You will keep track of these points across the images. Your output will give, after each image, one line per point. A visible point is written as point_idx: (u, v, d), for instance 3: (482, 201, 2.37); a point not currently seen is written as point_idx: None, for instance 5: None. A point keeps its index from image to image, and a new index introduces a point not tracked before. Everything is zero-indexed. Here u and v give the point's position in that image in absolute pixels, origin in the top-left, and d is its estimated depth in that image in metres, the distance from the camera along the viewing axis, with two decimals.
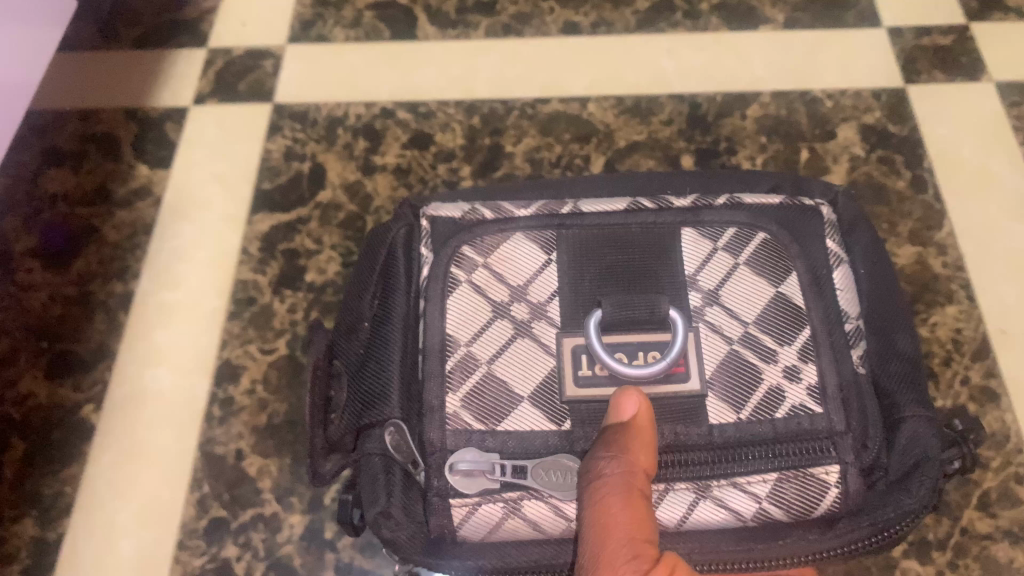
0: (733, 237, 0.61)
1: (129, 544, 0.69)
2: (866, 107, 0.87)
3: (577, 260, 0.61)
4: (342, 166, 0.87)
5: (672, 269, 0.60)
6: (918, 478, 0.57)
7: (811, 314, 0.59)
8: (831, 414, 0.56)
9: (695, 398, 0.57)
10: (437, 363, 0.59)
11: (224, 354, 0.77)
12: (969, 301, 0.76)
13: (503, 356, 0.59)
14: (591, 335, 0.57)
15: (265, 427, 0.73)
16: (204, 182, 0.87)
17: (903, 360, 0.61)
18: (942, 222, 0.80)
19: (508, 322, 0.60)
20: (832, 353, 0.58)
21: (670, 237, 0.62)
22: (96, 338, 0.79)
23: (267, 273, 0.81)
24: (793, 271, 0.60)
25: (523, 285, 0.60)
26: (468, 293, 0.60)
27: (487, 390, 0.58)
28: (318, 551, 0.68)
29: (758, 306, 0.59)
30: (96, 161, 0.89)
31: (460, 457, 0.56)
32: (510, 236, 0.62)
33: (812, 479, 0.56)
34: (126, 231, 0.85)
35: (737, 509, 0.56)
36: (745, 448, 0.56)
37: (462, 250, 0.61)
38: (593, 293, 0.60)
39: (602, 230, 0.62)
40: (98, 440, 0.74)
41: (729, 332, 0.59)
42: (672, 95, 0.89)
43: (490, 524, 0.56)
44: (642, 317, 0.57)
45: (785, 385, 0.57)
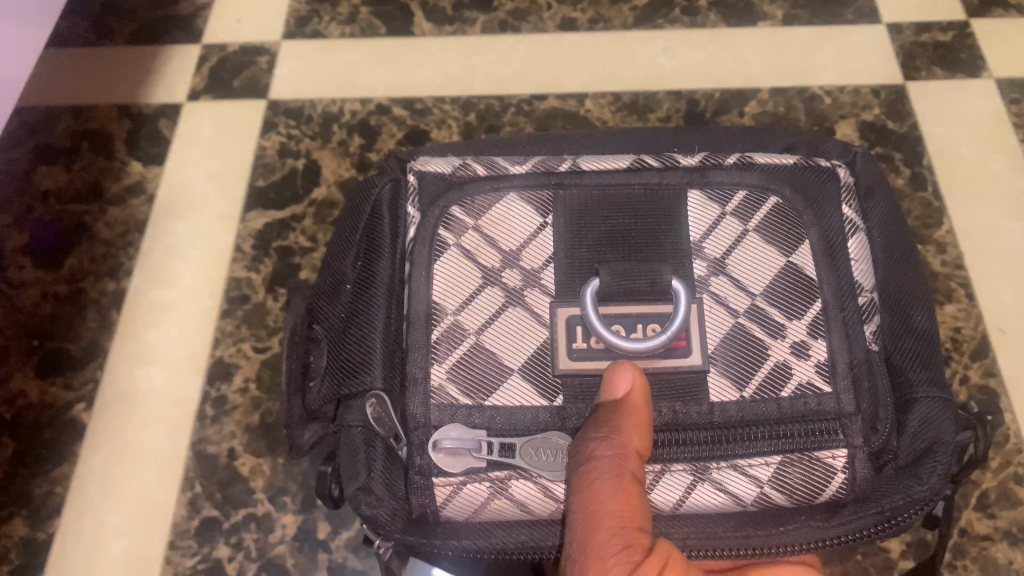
0: (742, 202, 0.60)
1: (120, 545, 0.68)
2: (865, 105, 0.87)
3: (574, 226, 0.60)
4: (337, 163, 0.86)
5: (676, 235, 0.59)
6: (929, 464, 0.56)
7: (822, 288, 0.58)
8: (839, 394, 0.56)
9: (695, 373, 0.56)
10: (422, 333, 0.58)
11: (217, 353, 0.76)
12: (968, 299, 0.76)
13: (492, 326, 0.58)
14: (587, 306, 0.57)
15: (258, 426, 0.73)
16: (199, 179, 0.87)
17: (914, 334, 0.61)
18: (942, 220, 0.80)
19: (502, 292, 0.59)
20: (844, 328, 0.57)
21: (675, 203, 0.60)
22: (88, 336, 0.78)
23: (261, 271, 0.81)
24: (806, 239, 0.59)
25: (516, 252, 0.59)
26: (456, 258, 0.59)
27: (475, 361, 0.57)
28: (311, 552, 0.68)
29: (766, 277, 0.58)
30: (89, 158, 0.88)
31: (445, 435, 0.55)
32: (504, 197, 0.61)
33: (817, 462, 0.55)
34: (119, 228, 0.84)
35: (735, 493, 0.55)
36: (748, 429, 0.55)
37: (451, 211, 0.60)
38: (591, 260, 0.59)
39: (603, 192, 0.61)
40: (89, 440, 0.73)
41: (734, 303, 0.58)
42: (669, 92, 0.89)
43: (475, 504, 0.56)
44: (640, 288, 0.57)
45: (793, 361, 0.56)
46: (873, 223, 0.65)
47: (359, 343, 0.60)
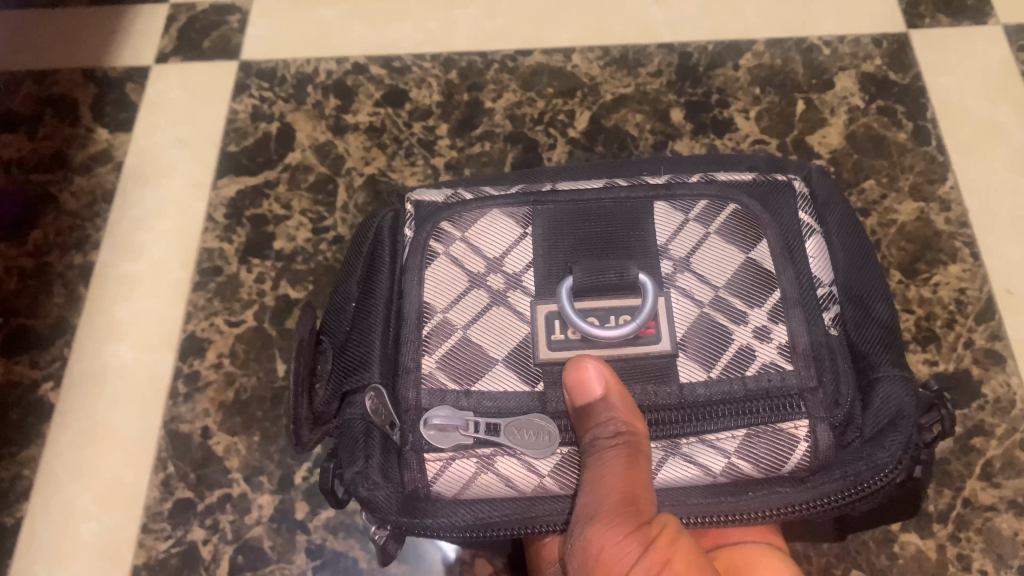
0: (704, 209, 0.57)
1: (90, 529, 0.66)
2: (866, 55, 0.82)
3: (553, 236, 0.56)
4: (312, 126, 0.82)
5: (644, 238, 0.56)
6: (891, 435, 0.52)
7: (781, 278, 0.55)
8: (800, 372, 0.52)
9: (665, 358, 0.53)
10: (414, 331, 0.55)
11: (189, 328, 0.73)
12: (973, 259, 0.72)
13: (479, 321, 0.55)
14: (565, 302, 0.53)
15: (232, 403, 0.70)
16: (166, 147, 0.83)
17: (877, 329, 0.57)
18: (947, 176, 0.76)
19: (483, 291, 0.55)
20: (802, 313, 0.54)
21: (644, 207, 0.57)
22: (55, 312, 0.75)
23: (233, 240, 0.77)
24: (764, 237, 0.56)
25: (499, 257, 0.56)
26: (446, 266, 0.56)
27: (463, 353, 0.54)
28: (289, 533, 0.65)
29: (728, 272, 0.55)
30: (53, 124, 0.84)
31: (434, 412, 0.52)
32: (488, 213, 0.57)
33: (779, 432, 0.52)
34: (85, 199, 0.80)
35: (707, 464, 0.52)
36: (716, 406, 0.52)
37: (440, 226, 0.57)
38: (566, 261, 0.56)
39: (577, 203, 0.57)
40: (57, 420, 0.70)
41: (701, 295, 0.55)
42: (660, 46, 0.84)
43: (463, 479, 0.52)
44: (611, 281, 0.54)
45: (755, 344, 0.53)
46: (831, 225, 0.61)
47: (358, 344, 0.57)
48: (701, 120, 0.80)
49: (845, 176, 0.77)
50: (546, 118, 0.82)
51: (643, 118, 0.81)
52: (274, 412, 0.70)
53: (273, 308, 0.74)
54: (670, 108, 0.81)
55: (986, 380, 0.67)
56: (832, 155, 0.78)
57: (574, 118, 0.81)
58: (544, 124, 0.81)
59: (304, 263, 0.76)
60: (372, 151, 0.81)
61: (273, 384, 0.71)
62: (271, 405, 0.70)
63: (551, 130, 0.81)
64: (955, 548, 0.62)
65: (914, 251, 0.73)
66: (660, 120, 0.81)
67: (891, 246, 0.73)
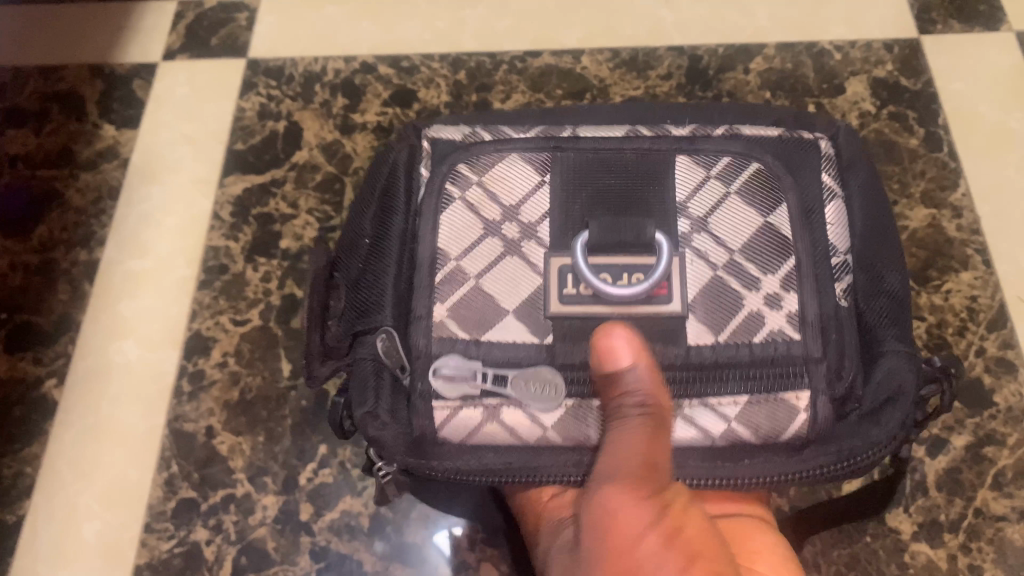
0: (726, 166, 0.56)
1: (93, 528, 0.65)
2: (877, 60, 0.82)
3: (571, 185, 0.55)
4: (320, 125, 0.82)
5: (662, 194, 0.55)
6: (888, 413, 0.53)
7: (797, 245, 0.54)
8: (808, 342, 0.52)
9: (677, 318, 0.52)
10: (427, 274, 0.54)
11: (194, 326, 0.73)
12: (985, 267, 0.72)
13: (492, 271, 0.54)
14: (578, 256, 0.52)
15: (237, 403, 0.69)
16: (173, 143, 0.82)
17: (887, 299, 0.57)
18: (958, 182, 0.75)
19: (498, 241, 0.55)
20: (815, 283, 0.53)
21: (664, 166, 0.56)
22: (59, 308, 0.74)
23: (239, 239, 0.77)
24: (783, 202, 0.55)
25: (516, 205, 0.55)
26: (462, 210, 0.56)
27: (476, 303, 0.54)
28: (293, 534, 0.65)
29: (746, 236, 0.54)
30: (59, 121, 0.83)
31: (443, 362, 0.52)
32: (506, 156, 0.57)
33: (779, 403, 0.51)
34: (91, 195, 0.80)
35: (708, 426, 0.52)
36: (721, 370, 0.52)
37: (457, 168, 0.56)
38: (582, 215, 0.55)
39: (599, 154, 0.56)
40: (60, 417, 0.70)
41: (715, 258, 0.54)
42: (670, 48, 0.84)
43: (470, 426, 0.53)
44: (625, 238, 0.53)
45: (765, 312, 0.52)
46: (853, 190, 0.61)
47: (371, 283, 0.57)
48: None
49: None
50: None
51: None
52: (278, 412, 0.69)
53: (279, 307, 0.73)
54: None
55: (998, 389, 0.67)
56: None
57: None
58: None
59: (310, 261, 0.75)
60: (380, 151, 0.80)
61: (277, 383, 0.70)
62: (275, 405, 0.69)
63: None
64: (967, 558, 0.62)
65: (926, 257, 0.72)
66: None
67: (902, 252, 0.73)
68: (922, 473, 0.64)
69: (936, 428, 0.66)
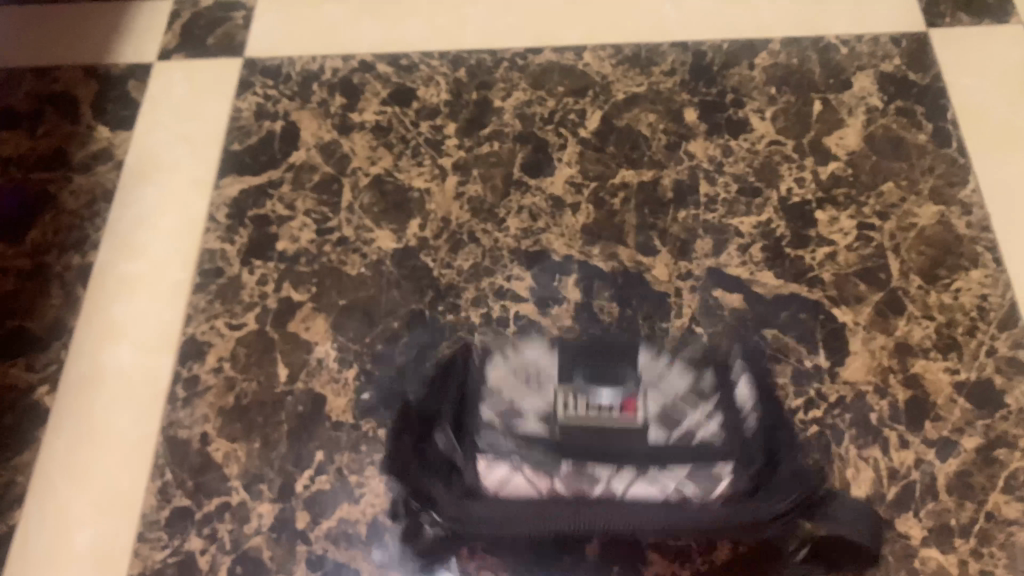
0: (686, 363, 0.62)
1: (84, 537, 0.64)
2: (885, 54, 0.80)
3: (565, 360, 0.61)
4: (317, 125, 0.81)
5: (632, 358, 0.62)
6: (787, 493, 0.57)
7: (721, 393, 0.60)
8: (728, 443, 0.57)
9: (632, 433, 0.57)
10: (475, 415, 0.60)
11: (189, 330, 0.72)
12: (996, 265, 0.70)
13: (519, 400, 0.60)
14: (576, 384, 0.59)
15: (232, 408, 0.68)
16: (168, 143, 0.81)
17: (786, 442, 0.60)
18: (968, 179, 0.73)
19: (524, 382, 0.60)
20: (728, 408, 0.59)
21: (633, 346, 0.63)
22: (52, 313, 0.73)
23: (235, 242, 0.75)
24: (710, 371, 0.61)
25: (528, 367, 0.62)
26: (493, 378, 0.62)
27: (510, 421, 0.59)
28: (289, 543, 0.63)
29: (685, 383, 0.60)
30: (52, 122, 0.82)
31: (486, 447, 0.58)
32: (522, 348, 0.63)
33: (710, 471, 0.56)
34: (84, 197, 0.79)
35: (663, 485, 0.56)
36: (654, 455, 0.56)
37: (482, 361, 0.63)
38: (570, 369, 0.61)
39: (585, 351, 0.63)
40: (53, 424, 0.68)
41: (664, 392, 0.59)
42: (674, 44, 0.82)
43: (508, 482, 0.57)
44: (607, 378, 0.60)
45: (699, 428, 0.58)
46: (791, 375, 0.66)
47: (432, 416, 0.62)
48: (714, 120, 0.78)
49: (863, 178, 0.74)
50: (556, 117, 0.79)
51: (655, 117, 0.79)
52: (274, 418, 0.68)
53: (274, 311, 0.72)
54: (683, 108, 0.79)
55: (1010, 390, 0.65)
56: (850, 157, 0.75)
57: (585, 118, 0.79)
58: (555, 123, 0.79)
59: (306, 264, 0.74)
60: (378, 151, 0.79)
61: (272, 388, 0.69)
62: (271, 410, 0.68)
63: (562, 130, 0.79)
64: (978, 564, 0.60)
65: (935, 256, 0.71)
66: (673, 120, 0.79)
67: (910, 251, 0.71)
68: (933, 477, 0.63)
69: (946, 430, 0.64)
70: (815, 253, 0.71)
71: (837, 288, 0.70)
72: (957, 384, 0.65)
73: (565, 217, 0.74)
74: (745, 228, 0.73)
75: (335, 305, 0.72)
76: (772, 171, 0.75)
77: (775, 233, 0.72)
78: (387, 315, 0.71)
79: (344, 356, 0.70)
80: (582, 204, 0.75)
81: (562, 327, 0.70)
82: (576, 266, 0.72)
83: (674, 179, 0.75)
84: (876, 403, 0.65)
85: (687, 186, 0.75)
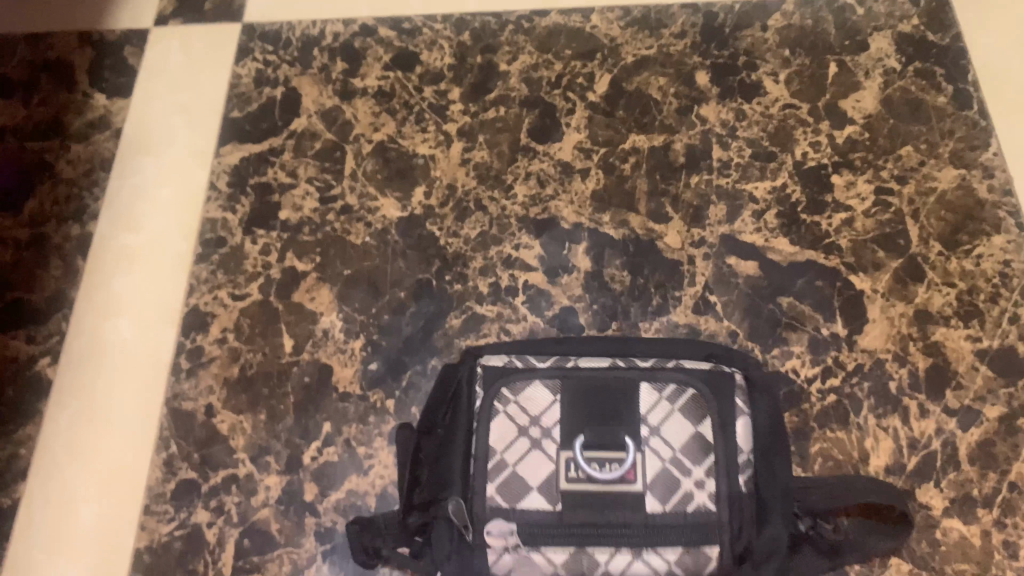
0: (689, 400, 0.58)
1: (89, 513, 0.63)
2: (902, 14, 0.78)
3: (570, 404, 0.58)
4: (318, 91, 0.79)
5: (632, 401, 0.57)
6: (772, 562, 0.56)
7: (717, 446, 0.56)
8: (721, 513, 0.55)
9: (624, 511, 0.55)
10: (480, 465, 0.57)
11: (192, 302, 0.70)
12: (1018, 230, 0.68)
13: (524, 457, 0.57)
14: (576, 450, 0.56)
15: (237, 380, 0.67)
16: (166, 114, 0.79)
17: (783, 492, 0.57)
18: (989, 142, 0.71)
19: (525, 437, 0.57)
20: (728, 467, 0.56)
21: (633, 383, 0.58)
22: (52, 285, 0.72)
23: (237, 211, 0.74)
24: (708, 416, 0.57)
25: (537, 414, 0.58)
26: (503, 422, 0.58)
27: (516, 483, 0.56)
28: (298, 516, 0.62)
29: (685, 434, 0.57)
30: (48, 90, 0.80)
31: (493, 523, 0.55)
32: (533, 382, 0.59)
33: (700, 553, 0.54)
34: (82, 167, 0.77)
35: (656, 566, 0.54)
36: (645, 534, 0.54)
37: (499, 393, 0.59)
38: (574, 417, 0.57)
39: (594, 387, 0.58)
40: (54, 399, 0.67)
41: (659, 449, 0.56)
42: (684, 5, 0.80)
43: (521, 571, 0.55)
44: (606, 439, 0.56)
45: (693, 492, 0.55)
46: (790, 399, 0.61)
47: (439, 462, 0.59)
48: (726, 83, 0.76)
49: (880, 142, 0.72)
50: (564, 81, 0.77)
51: (666, 81, 0.76)
52: (281, 390, 0.66)
53: (279, 281, 0.70)
54: (694, 71, 0.76)
55: None
56: (867, 120, 0.73)
57: (594, 81, 0.77)
58: (563, 87, 0.77)
59: (310, 233, 0.72)
60: (381, 117, 0.77)
61: (278, 359, 0.67)
62: (277, 382, 0.67)
63: (570, 94, 0.76)
64: (1001, 535, 0.59)
65: (955, 221, 0.69)
66: (684, 83, 0.76)
67: (930, 216, 0.69)
68: (953, 446, 0.62)
69: (967, 399, 0.63)
70: (832, 219, 0.70)
71: (854, 255, 0.68)
72: (978, 352, 0.64)
73: (574, 184, 0.73)
74: (759, 193, 0.71)
75: (340, 275, 0.70)
76: (787, 135, 0.73)
77: (790, 199, 0.71)
78: (394, 285, 0.70)
79: (351, 327, 0.68)
80: (592, 169, 0.73)
81: (573, 297, 0.68)
82: (586, 234, 0.71)
83: (685, 144, 0.73)
84: (895, 371, 0.64)
85: (700, 151, 0.73)
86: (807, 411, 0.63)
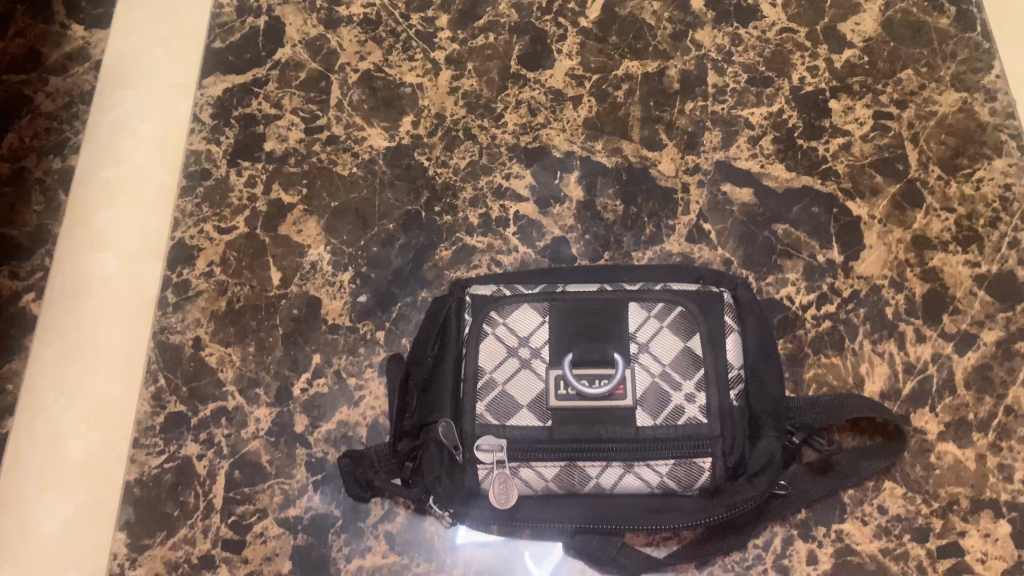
0: (677, 317, 0.57)
1: (78, 447, 0.63)
2: None
3: (558, 326, 0.57)
4: (302, 20, 0.75)
5: (621, 321, 0.57)
6: (766, 474, 0.56)
7: (706, 359, 0.56)
8: (713, 426, 0.54)
9: (614, 427, 0.54)
10: (470, 387, 0.56)
11: (178, 235, 0.69)
12: (1020, 153, 0.67)
13: (514, 377, 0.56)
14: (565, 367, 0.55)
15: (224, 313, 0.66)
16: (147, 43, 0.76)
17: (772, 405, 0.57)
18: (992, 64, 0.70)
19: (514, 357, 0.56)
20: (718, 381, 0.55)
21: (621, 303, 0.57)
22: (34, 220, 0.70)
23: (222, 143, 0.72)
24: (698, 332, 0.56)
25: (527, 336, 0.57)
26: (493, 345, 0.57)
27: (505, 403, 0.56)
28: (288, 447, 0.62)
29: (674, 351, 0.56)
30: (23, 22, 0.76)
31: (483, 440, 0.55)
32: (521, 305, 0.58)
33: (692, 464, 0.54)
34: (62, 100, 0.74)
35: (647, 479, 0.54)
36: (635, 449, 0.54)
37: (488, 318, 0.58)
38: (563, 339, 0.56)
39: (582, 309, 0.57)
40: (40, 334, 0.66)
41: (648, 365, 0.56)
42: None
43: (507, 488, 0.55)
44: (595, 356, 0.56)
45: (684, 407, 0.55)
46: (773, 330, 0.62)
47: (428, 389, 0.59)
48: (724, 9, 0.73)
49: (879, 67, 0.70)
50: (554, 7, 0.74)
51: (660, 6, 0.73)
52: (269, 322, 0.66)
53: (265, 213, 0.69)
54: None
55: None
56: (867, 44, 0.71)
57: (586, 7, 0.74)
58: (553, 14, 0.74)
59: (296, 164, 0.71)
60: (366, 46, 0.74)
61: (266, 292, 0.67)
62: (265, 316, 0.66)
63: (561, 21, 0.73)
64: (996, 458, 0.59)
65: (956, 145, 0.67)
66: (679, 8, 0.73)
67: (930, 140, 0.68)
68: (950, 371, 0.61)
69: (965, 324, 0.62)
70: (829, 145, 0.68)
71: (851, 181, 0.67)
72: (976, 278, 0.63)
73: (566, 112, 0.71)
74: (755, 119, 0.69)
75: (328, 207, 0.69)
76: (784, 60, 0.71)
77: (787, 124, 0.69)
78: (383, 217, 0.68)
79: (339, 259, 0.67)
80: (584, 97, 0.71)
81: (565, 227, 0.67)
82: (578, 163, 0.69)
83: (680, 70, 0.71)
84: (892, 297, 0.63)
85: (695, 77, 0.71)
86: (802, 337, 0.63)
